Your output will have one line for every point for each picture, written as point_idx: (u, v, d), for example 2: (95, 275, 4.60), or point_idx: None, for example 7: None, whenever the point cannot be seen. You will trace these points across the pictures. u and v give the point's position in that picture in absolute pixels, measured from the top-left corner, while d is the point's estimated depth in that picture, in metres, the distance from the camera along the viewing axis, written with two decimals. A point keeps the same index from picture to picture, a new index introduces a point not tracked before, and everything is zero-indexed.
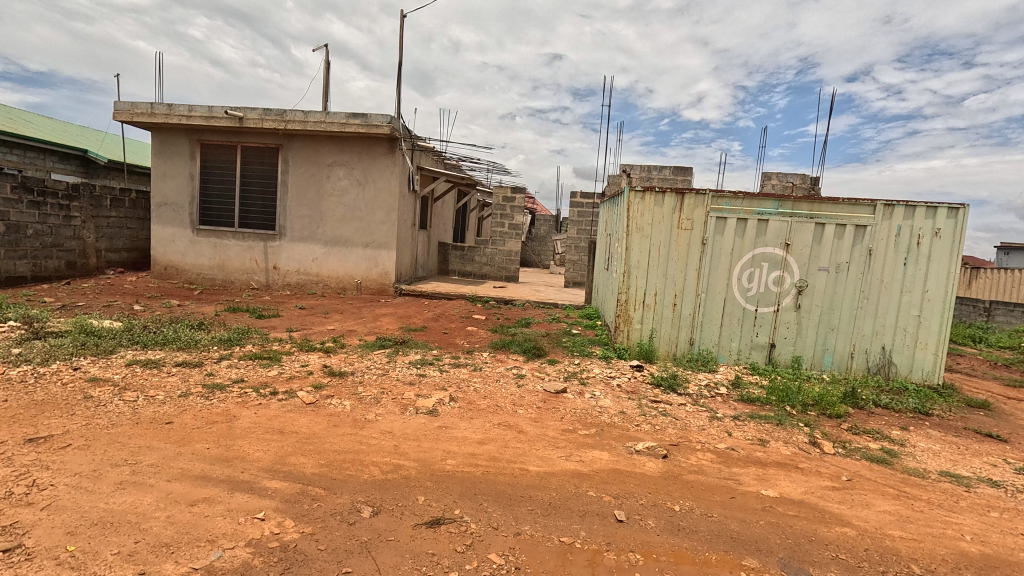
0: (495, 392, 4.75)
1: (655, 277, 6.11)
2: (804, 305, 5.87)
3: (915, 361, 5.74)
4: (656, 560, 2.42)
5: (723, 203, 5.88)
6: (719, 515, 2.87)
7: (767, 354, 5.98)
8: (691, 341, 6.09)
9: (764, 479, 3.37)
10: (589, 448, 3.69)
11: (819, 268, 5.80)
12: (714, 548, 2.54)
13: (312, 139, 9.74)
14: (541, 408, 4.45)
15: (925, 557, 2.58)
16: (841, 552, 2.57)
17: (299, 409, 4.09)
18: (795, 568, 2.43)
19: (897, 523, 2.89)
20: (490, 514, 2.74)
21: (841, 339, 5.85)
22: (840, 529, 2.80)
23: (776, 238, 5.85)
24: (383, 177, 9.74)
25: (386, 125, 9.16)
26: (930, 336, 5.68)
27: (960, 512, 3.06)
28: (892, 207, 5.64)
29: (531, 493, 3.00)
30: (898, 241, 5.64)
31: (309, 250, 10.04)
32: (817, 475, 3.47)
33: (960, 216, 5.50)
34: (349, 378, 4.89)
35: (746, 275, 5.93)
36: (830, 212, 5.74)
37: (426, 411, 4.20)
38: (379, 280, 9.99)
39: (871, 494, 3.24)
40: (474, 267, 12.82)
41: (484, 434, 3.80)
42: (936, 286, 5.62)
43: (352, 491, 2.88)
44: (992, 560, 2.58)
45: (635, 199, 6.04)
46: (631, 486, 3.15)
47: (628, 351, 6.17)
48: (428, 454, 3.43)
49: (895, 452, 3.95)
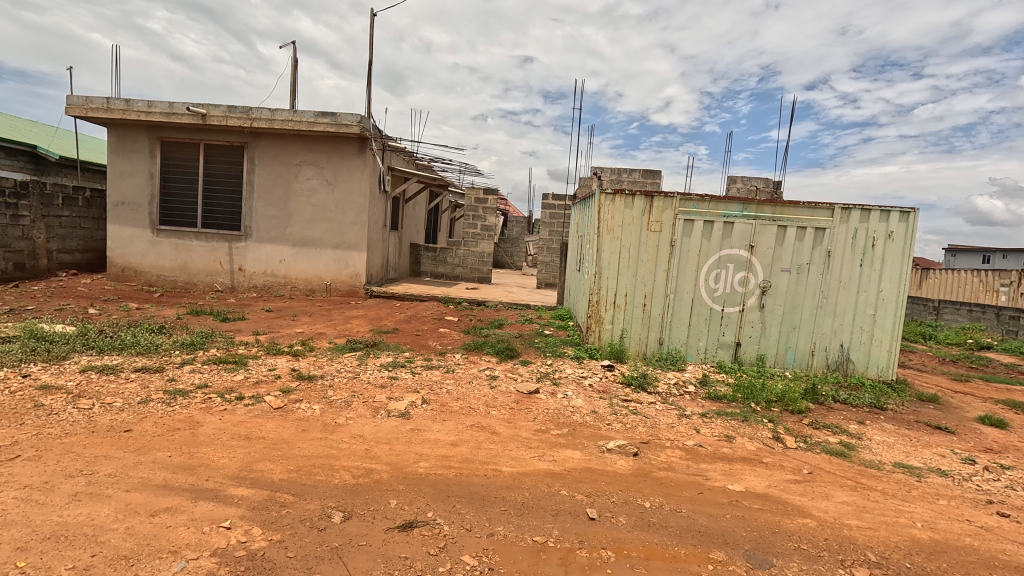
0: (468, 394, 4.75)
1: (625, 279, 6.21)
2: (767, 305, 6.06)
3: (871, 358, 6.00)
4: (628, 557, 2.47)
5: (691, 206, 6.02)
6: (688, 511, 2.94)
7: (733, 352, 6.15)
8: (660, 341, 6.22)
9: (730, 474, 3.48)
10: (562, 447, 3.72)
11: (781, 269, 6.00)
12: (683, 543, 2.61)
13: (279, 138, 9.53)
14: (514, 409, 4.47)
15: (880, 545, 2.70)
16: (803, 543, 2.67)
17: (266, 414, 3.99)
18: (760, 559, 2.52)
19: (855, 513, 3.02)
20: (463, 515, 2.74)
21: (802, 337, 6.07)
22: (801, 520, 2.91)
23: (741, 240, 6.02)
24: (352, 177, 9.60)
25: (356, 124, 9.00)
26: (884, 334, 5.96)
27: (912, 501, 3.23)
28: (849, 211, 5.89)
29: (504, 493, 3.01)
30: (855, 243, 5.90)
31: (276, 251, 9.80)
32: (781, 469, 3.60)
33: (911, 219, 5.80)
34: (319, 382, 4.80)
35: (713, 276, 6.09)
36: (792, 215, 5.94)
37: (398, 414, 4.16)
38: (349, 281, 9.83)
39: (830, 486, 3.38)
40: (447, 268, 12.75)
41: (458, 436, 3.79)
42: (889, 287, 5.91)
43: (322, 497, 2.83)
44: (940, 545, 2.73)
45: (605, 201, 6.14)
46: (603, 484, 3.19)
47: (599, 351, 6.25)
48: (401, 457, 3.40)
49: (852, 445, 4.13)
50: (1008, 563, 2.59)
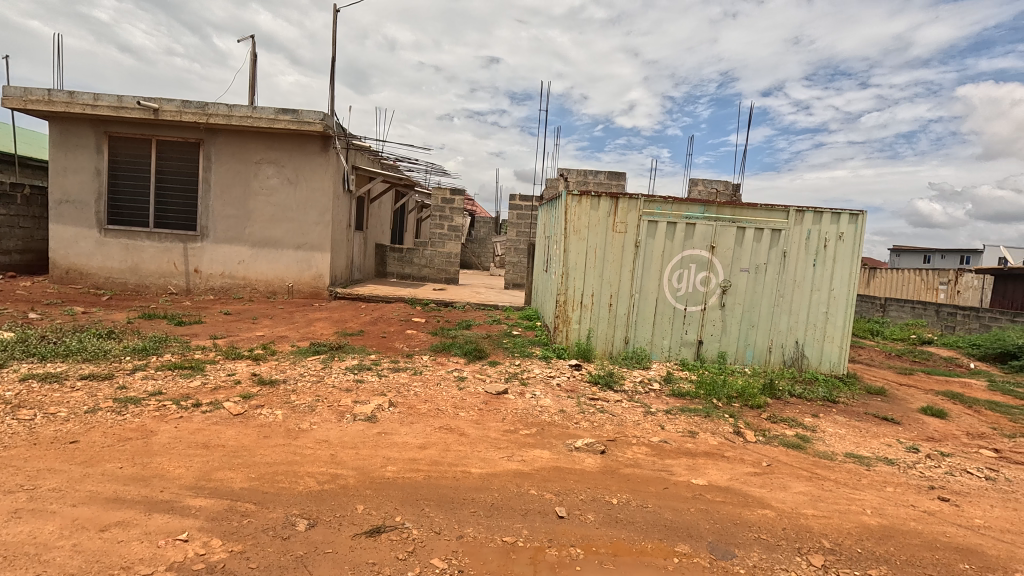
0: (436, 396, 4.71)
1: (592, 279, 6.29)
2: (728, 303, 6.26)
3: (824, 354, 6.28)
4: (596, 553, 2.50)
5: (654, 207, 6.16)
6: (654, 506, 3.00)
7: (696, 350, 6.32)
8: (626, 340, 6.33)
9: (694, 468, 3.57)
10: (530, 447, 3.74)
11: (741, 269, 6.21)
12: (649, 537, 2.66)
13: (237, 134, 9.22)
14: (483, 410, 4.46)
15: (833, 532, 2.83)
16: (762, 533, 2.77)
17: (225, 421, 3.85)
18: (723, 550, 2.59)
19: (810, 502, 3.16)
20: (432, 518, 2.72)
21: (760, 335, 6.30)
22: (761, 511, 3.01)
23: (702, 241, 6.20)
24: (315, 176, 9.37)
25: (318, 122, 8.80)
26: (835, 330, 6.25)
27: (862, 489, 3.40)
28: (803, 213, 6.14)
29: (473, 494, 3.00)
30: (808, 244, 6.16)
31: (235, 252, 9.47)
32: (741, 462, 3.72)
33: (860, 221, 6.11)
34: (281, 387, 4.66)
35: (676, 276, 6.25)
36: (750, 216, 6.16)
37: (365, 417, 4.09)
38: (312, 283, 9.59)
39: (787, 477, 3.52)
40: (413, 269, 12.62)
41: (426, 439, 3.75)
42: (840, 286, 6.20)
43: (285, 504, 2.75)
44: (888, 530, 2.89)
45: (572, 202, 6.20)
46: (571, 482, 3.22)
47: (567, 351, 6.31)
48: (367, 461, 3.34)
49: (807, 437, 4.31)
50: (949, 544, 2.77)
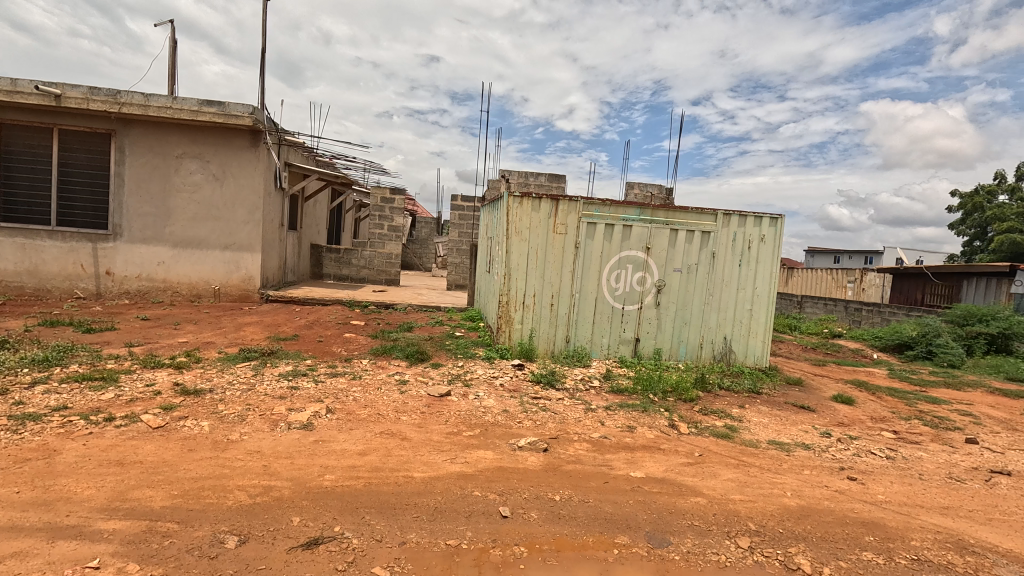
0: (377, 400, 4.59)
1: (533, 279, 6.37)
2: (662, 302, 6.54)
3: (749, 348, 6.71)
4: (539, 550, 2.53)
5: (593, 210, 6.32)
6: (595, 500, 3.08)
7: (633, 348, 6.56)
8: (567, 339, 6.46)
9: (632, 462, 3.70)
10: (474, 448, 3.73)
11: (674, 269, 6.50)
12: (591, 531, 2.73)
13: (154, 126, 8.56)
14: (425, 413, 4.39)
15: (758, 515, 3.03)
16: (695, 519, 2.92)
17: (143, 435, 3.55)
18: (659, 539, 2.71)
19: (738, 488, 3.36)
20: (373, 526, 2.64)
21: (692, 332, 6.63)
22: (694, 499, 3.17)
23: (638, 242, 6.43)
24: (244, 172, 8.87)
25: (247, 116, 8.34)
26: (759, 326, 6.69)
27: (783, 473, 3.66)
28: (729, 216, 6.53)
29: (415, 499, 2.95)
30: (734, 246, 6.55)
31: (153, 253, 8.78)
32: (675, 454, 3.90)
33: (779, 224, 6.57)
34: (207, 396, 4.37)
35: (615, 276, 6.45)
36: (682, 219, 6.47)
37: (300, 425, 3.91)
38: (241, 285, 9.06)
39: (718, 466, 3.72)
40: (352, 270, 12.24)
41: (366, 445, 3.65)
42: (763, 285, 6.64)
43: (212, 521, 2.59)
44: (805, 509, 3.13)
45: (513, 203, 6.24)
46: (515, 481, 3.25)
47: (509, 351, 6.35)
48: (303, 471, 3.20)
49: (735, 427, 4.59)
50: (856, 519, 3.04)
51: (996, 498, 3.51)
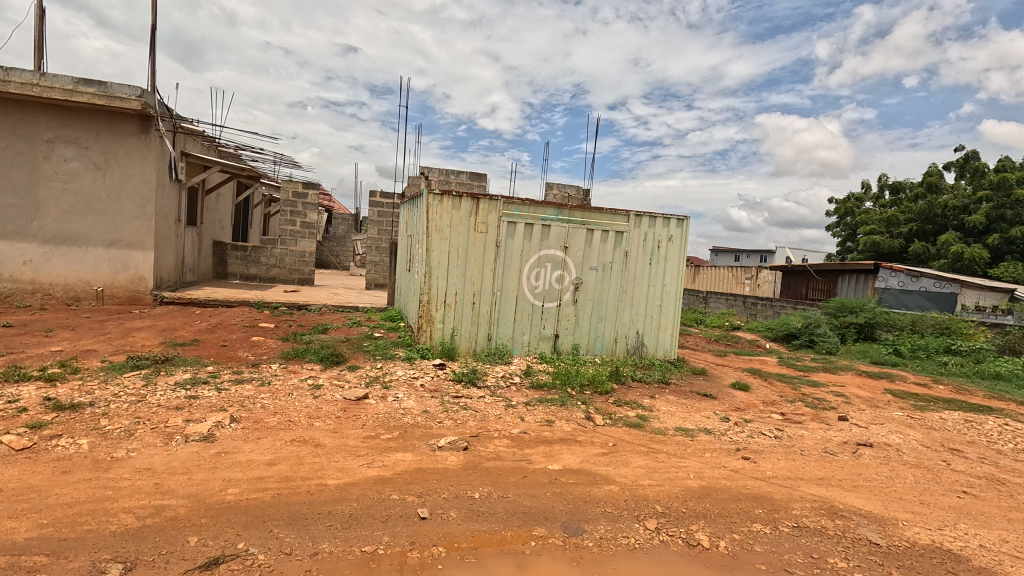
0: (287, 407, 4.35)
1: (454, 278, 6.34)
2: (580, 299, 6.77)
3: (659, 341, 7.14)
4: (458, 549, 2.54)
5: (513, 209, 6.41)
6: (513, 495, 3.14)
7: (553, 344, 6.74)
8: (488, 337, 6.51)
9: (551, 455, 3.81)
10: (392, 451, 3.65)
11: (590, 267, 6.76)
12: (509, 526, 2.78)
13: (18, 106, 7.51)
14: (340, 418, 4.23)
15: (664, 497, 3.24)
16: (607, 506, 3.07)
17: (3, 459, 3.10)
18: (574, 527, 2.81)
19: (647, 474, 3.57)
20: (282, 539, 2.51)
21: (608, 327, 6.94)
22: (607, 487, 3.33)
23: (557, 241, 6.61)
24: (132, 161, 8.00)
25: (135, 99, 7.54)
26: (667, 321, 7.14)
27: (687, 457, 3.94)
28: (641, 217, 6.89)
29: (329, 508, 2.83)
30: (645, 245, 6.93)
31: (17, 250, 7.70)
32: (591, 445, 4.07)
33: (685, 226, 7.05)
34: (86, 411, 3.90)
35: (535, 274, 6.58)
36: (597, 219, 6.73)
37: (199, 437, 3.61)
38: (130, 286, 8.19)
39: (630, 454, 3.93)
40: (261, 269, 11.48)
41: (275, 454, 3.44)
42: (671, 282, 7.09)
43: (92, 550, 2.32)
44: (705, 489, 3.39)
45: (433, 201, 6.17)
46: (434, 482, 3.22)
47: (431, 351, 6.27)
48: (203, 486, 2.96)
49: (646, 416, 4.87)
50: (749, 495, 3.35)
51: (860, 467, 4.02)
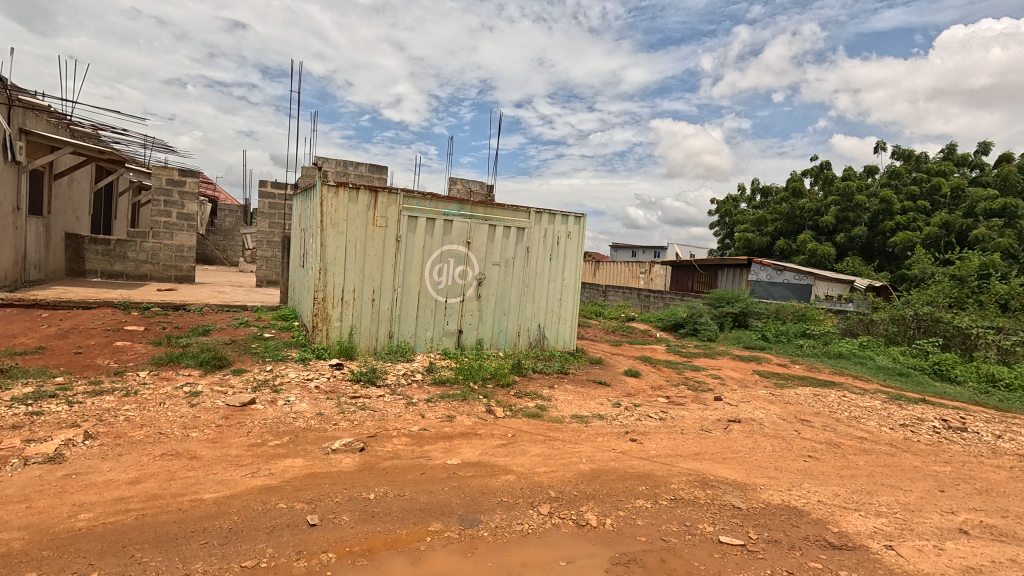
0: (158, 418, 3.92)
1: (352, 274, 6.10)
2: (483, 294, 6.84)
3: (559, 334, 7.44)
4: (349, 553, 2.47)
5: (414, 203, 6.29)
6: (410, 492, 3.11)
7: (456, 339, 6.74)
8: (390, 334, 6.35)
9: (450, 450, 3.82)
10: (281, 458, 3.45)
11: (493, 262, 6.85)
12: (404, 524, 2.75)
13: None
14: (222, 426, 3.90)
15: (558, 482, 3.39)
16: (504, 496, 3.15)
17: None
18: (470, 519, 2.85)
19: (543, 461, 3.72)
20: (146, 564, 2.27)
21: (510, 321, 7.08)
22: (504, 477, 3.42)
23: (459, 236, 6.61)
24: None
25: None
26: (566, 313, 7.45)
27: (581, 442, 4.16)
28: (541, 214, 7.10)
29: (204, 524, 2.62)
30: (545, 241, 7.16)
31: None
32: (490, 437, 4.14)
33: (581, 222, 7.38)
34: None
35: (437, 270, 6.53)
36: (499, 215, 6.83)
37: (43, 459, 3.14)
38: None
39: (527, 443, 4.07)
40: (128, 265, 10.21)
41: (141, 471, 3.10)
42: (569, 276, 7.40)
43: None
44: (596, 471, 3.61)
45: (327, 193, 5.87)
46: (326, 487, 3.09)
47: (327, 351, 5.99)
48: (47, 514, 2.59)
49: (544, 406, 5.05)
50: (634, 474, 3.61)
51: (729, 441, 4.50)
